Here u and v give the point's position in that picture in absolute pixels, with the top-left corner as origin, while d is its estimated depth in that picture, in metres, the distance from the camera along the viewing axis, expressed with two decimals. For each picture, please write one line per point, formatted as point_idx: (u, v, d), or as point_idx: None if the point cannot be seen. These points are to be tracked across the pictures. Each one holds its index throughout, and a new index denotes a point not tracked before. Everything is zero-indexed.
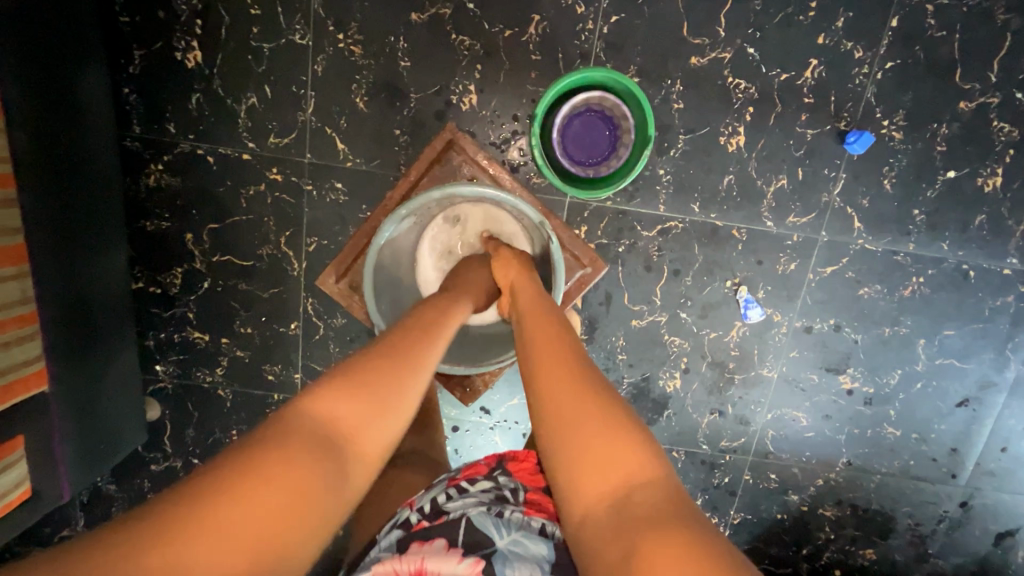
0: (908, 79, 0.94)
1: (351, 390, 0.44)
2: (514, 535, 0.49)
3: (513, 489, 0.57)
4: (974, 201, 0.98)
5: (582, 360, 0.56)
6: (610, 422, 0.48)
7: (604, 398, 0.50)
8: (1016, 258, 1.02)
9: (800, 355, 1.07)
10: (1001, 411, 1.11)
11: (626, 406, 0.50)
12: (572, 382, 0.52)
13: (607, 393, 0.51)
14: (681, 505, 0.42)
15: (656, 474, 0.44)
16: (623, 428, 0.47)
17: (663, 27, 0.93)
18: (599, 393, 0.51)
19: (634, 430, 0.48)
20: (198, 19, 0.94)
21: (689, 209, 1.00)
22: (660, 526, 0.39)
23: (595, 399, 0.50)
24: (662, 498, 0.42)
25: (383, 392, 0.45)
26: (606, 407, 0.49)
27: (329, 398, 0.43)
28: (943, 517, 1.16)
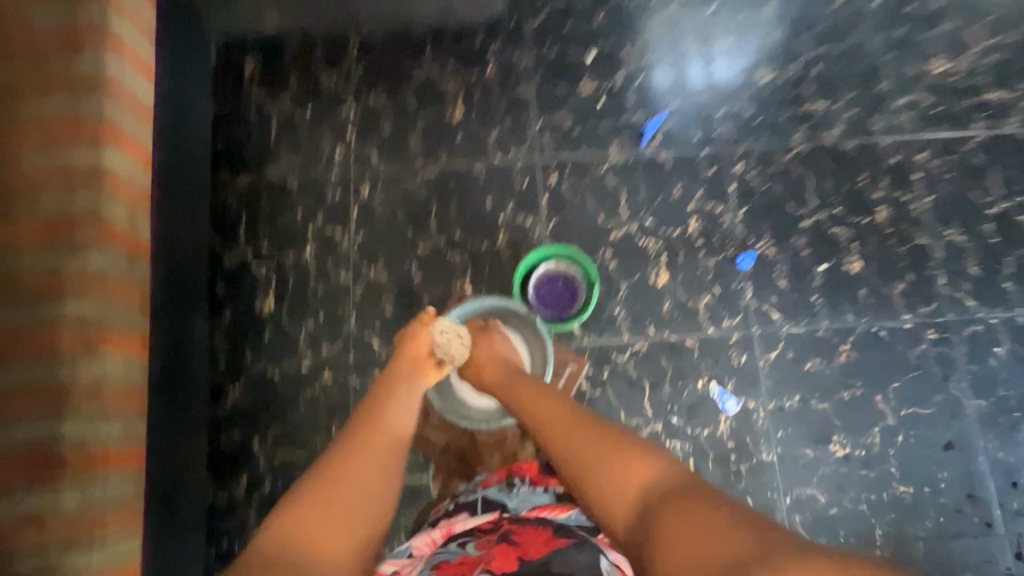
0: (759, 216, 1.36)
1: (299, 515, 0.72)
2: (518, 499, 0.86)
3: (519, 478, 0.93)
4: (850, 280, 1.31)
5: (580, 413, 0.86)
6: (622, 450, 0.77)
7: (613, 443, 0.78)
8: (908, 314, 1.29)
9: (786, 433, 1.23)
10: (985, 446, 1.23)
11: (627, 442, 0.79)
12: (578, 432, 0.82)
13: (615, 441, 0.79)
14: (676, 488, 0.69)
15: (654, 477, 0.73)
16: (628, 461, 0.75)
17: (586, 220, 1.37)
18: (610, 443, 0.79)
19: (649, 457, 0.76)
20: (272, 279, 1.34)
21: (647, 332, 1.29)
22: (683, 501, 0.65)
23: (602, 437, 0.80)
24: (662, 491, 0.70)
25: (339, 501, 0.75)
26: (606, 438, 0.79)
27: (285, 522, 0.71)
28: (1001, 569, 1.17)
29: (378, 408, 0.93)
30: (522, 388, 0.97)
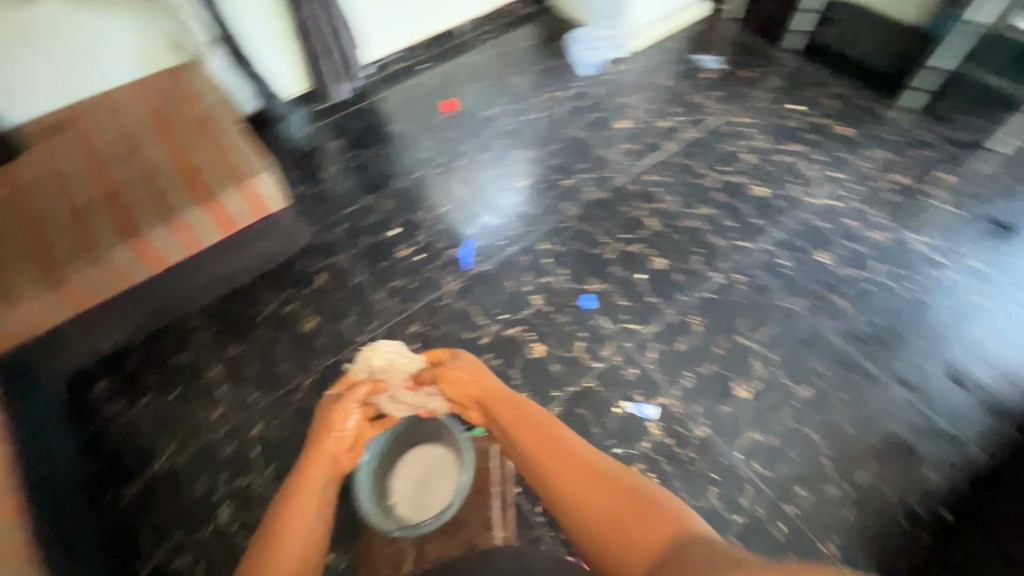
0: (578, 268, 1.68)
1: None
2: None
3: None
4: (664, 273, 1.64)
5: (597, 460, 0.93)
6: (642, 509, 0.81)
7: (586, 457, 0.94)
8: (715, 273, 1.64)
9: (702, 405, 1.41)
10: (825, 325, 1.53)
11: (596, 455, 0.95)
12: (587, 479, 0.89)
13: (588, 457, 0.94)
14: (638, 492, 0.84)
15: (620, 480, 0.88)
16: (595, 468, 0.91)
17: (458, 342, 1.56)
18: (579, 452, 0.95)
19: (676, 517, 0.78)
20: (200, 564, 1.27)
21: (554, 395, 1.44)
22: (702, 552, 0.69)
23: (615, 487, 0.86)
24: (615, 485, 0.87)
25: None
26: (617, 489, 0.86)
27: None
28: (904, 402, 1.41)
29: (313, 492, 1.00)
30: (502, 405, 1.11)
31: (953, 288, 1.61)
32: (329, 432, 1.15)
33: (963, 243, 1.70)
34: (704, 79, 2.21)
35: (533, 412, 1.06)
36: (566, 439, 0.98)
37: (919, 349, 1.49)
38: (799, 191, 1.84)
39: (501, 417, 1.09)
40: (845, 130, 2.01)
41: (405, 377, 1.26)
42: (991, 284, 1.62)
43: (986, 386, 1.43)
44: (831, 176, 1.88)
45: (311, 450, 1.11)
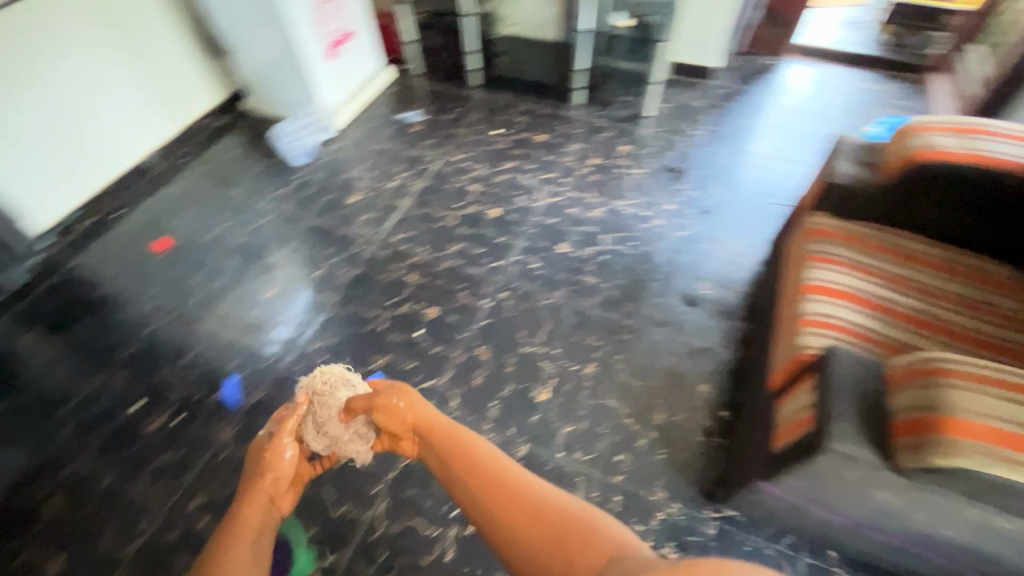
0: (358, 352, 1.65)
1: None
2: None
3: None
4: (439, 319, 1.69)
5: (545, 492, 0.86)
6: (593, 535, 0.75)
7: (530, 491, 0.86)
8: (482, 300, 1.74)
9: (512, 425, 1.46)
10: (585, 304, 1.72)
11: (539, 486, 0.87)
12: (530, 508, 0.83)
13: (532, 488, 0.87)
14: (577, 519, 0.78)
15: (565, 509, 0.81)
16: (545, 503, 0.83)
17: None
18: (518, 481, 0.89)
19: (622, 541, 0.73)
20: None
21: (375, 490, 1.41)
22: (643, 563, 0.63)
23: (566, 517, 0.80)
24: (563, 513, 0.80)
25: None
26: (566, 522, 0.79)
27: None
28: (663, 339, 1.63)
29: (248, 520, 1.05)
30: (434, 439, 1.02)
31: (663, 232, 1.93)
32: (266, 468, 1.13)
33: (656, 194, 2.06)
34: (415, 133, 2.37)
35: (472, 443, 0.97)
36: (506, 470, 0.91)
37: (658, 291, 1.75)
38: (525, 201, 2.06)
39: (445, 445, 0.99)
40: (543, 137, 2.32)
41: (340, 426, 1.20)
42: (686, 217, 1.98)
43: (712, 298, 1.73)
44: (545, 178, 2.14)
45: (250, 484, 1.11)
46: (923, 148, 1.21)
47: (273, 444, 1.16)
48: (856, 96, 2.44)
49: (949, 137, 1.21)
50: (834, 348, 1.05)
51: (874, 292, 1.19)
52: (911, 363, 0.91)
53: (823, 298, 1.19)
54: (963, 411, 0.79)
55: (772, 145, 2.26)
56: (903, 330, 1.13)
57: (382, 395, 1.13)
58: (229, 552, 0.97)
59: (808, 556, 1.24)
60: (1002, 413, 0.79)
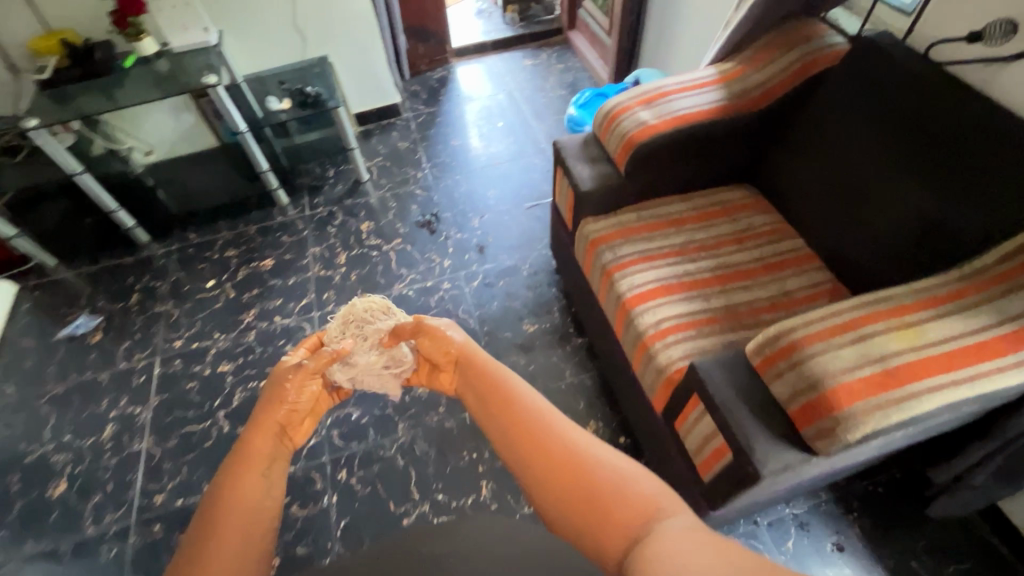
0: None
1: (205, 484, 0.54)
2: None
3: None
4: (287, 565, 1.26)
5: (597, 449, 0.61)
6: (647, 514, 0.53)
7: (564, 435, 0.62)
8: (323, 502, 1.36)
9: None
10: (435, 422, 1.48)
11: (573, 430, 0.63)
12: (586, 464, 0.58)
13: (567, 434, 0.63)
14: (611, 480, 0.56)
15: (595, 464, 0.58)
16: (575, 450, 0.60)
17: None
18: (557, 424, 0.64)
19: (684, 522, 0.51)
20: None
21: None
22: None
23: (621, 482, 0.56)
24: (590, 455, 0.60)
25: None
26: (618, 479, 0.57)
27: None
28: None
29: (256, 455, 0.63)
30: (474, 385, 0.75)
31: (458, 293, 1.76)
32: (279, 383, 0.75)
33: (427, 257, 1.87)
34: (99, 344, 1.72)
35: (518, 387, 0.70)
36: (551, 417, 0.65)
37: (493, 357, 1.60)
38: (297, 347, 1.67)
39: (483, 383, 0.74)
40: (269, 260, 1.90)
41: (376, 356, 0.93)
42: (469, 263, 1.83)
43: (541, 332, 1.65)
44: (303, 307, 1.76)
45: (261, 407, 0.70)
46: (631, 130, 1.26)
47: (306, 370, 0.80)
48: (527, 76, 2.58)
49: (643, 109, 1.28)
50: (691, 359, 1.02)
51: (675, 273, 1.22)
52: (762, 345, 0.92)
53: (646, 308, 1.16)
54: (833, 377, 0.82)
55: (494, 150, 2.23)
56: (716, 296, 1.17)
57: (426, 330, 0.88)
58: (236, 499, 0.57)
59: (763, 521, 1.27)
60: (858, 358, 0.83)
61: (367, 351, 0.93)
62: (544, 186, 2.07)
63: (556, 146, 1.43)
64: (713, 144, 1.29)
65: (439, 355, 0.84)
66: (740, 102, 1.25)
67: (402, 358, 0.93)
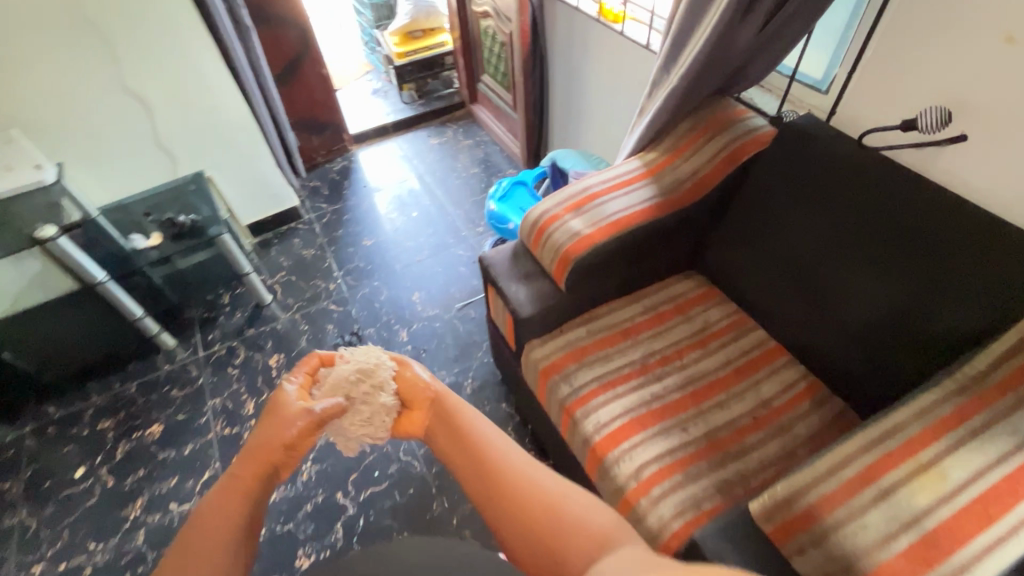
0: None
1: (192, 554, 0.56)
2: None
3: None
4: None
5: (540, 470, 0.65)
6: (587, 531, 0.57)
7: (524, 470, 0.64)
8: None
9: None
10: None
11: (533, 463, 0.66)
12: (533, 489, 0.62)
13: (525, 468, 0.65)
14: (554, 503, 0.60)
15: (549, 495, 0.61)
16: (526, 476, 0.63)
17: None
18: (521, 461, 0.66)
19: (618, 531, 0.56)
20: None
21: None
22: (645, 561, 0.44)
23: (564, 500, 0.60)
24: (552, 484, 0.62)
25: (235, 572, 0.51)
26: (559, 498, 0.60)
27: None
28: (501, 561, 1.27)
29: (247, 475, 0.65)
30: (445, 424, 0.76)
31: None
32: (282, 422, 0.72)
33: None
34: None
35: (483, 427, 0.70)
36: (508, 450, 0.68)
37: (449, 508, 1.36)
38: None
39: (446, 427, 0.75)
40: (157, 426, 1.57)
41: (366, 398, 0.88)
42: None
43: None
44: (205, 483, 1.44)
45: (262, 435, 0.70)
46: (566, 243, 1.12)
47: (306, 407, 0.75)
48: (435, 157, 2.44)
49: (575, 216, 1.14)
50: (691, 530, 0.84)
51: (643, 401, 1.06)
52: (771, 510, 0.76)
53: (621, 454, 0.99)
54: (868, 558, 0.68)
55: (412, 245, 2.04)
56: (694, 423, 1.03)
57: (408, 370, 0.88)
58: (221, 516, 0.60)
59: None
60: (888, 526, 0.69)
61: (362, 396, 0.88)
62: (473, 280, 1.90)
63: (481, 261, 1.25)
64: (653, 244, 1.18)
65: (417, 397, 0.84)
66: (676, 197, 1.15)
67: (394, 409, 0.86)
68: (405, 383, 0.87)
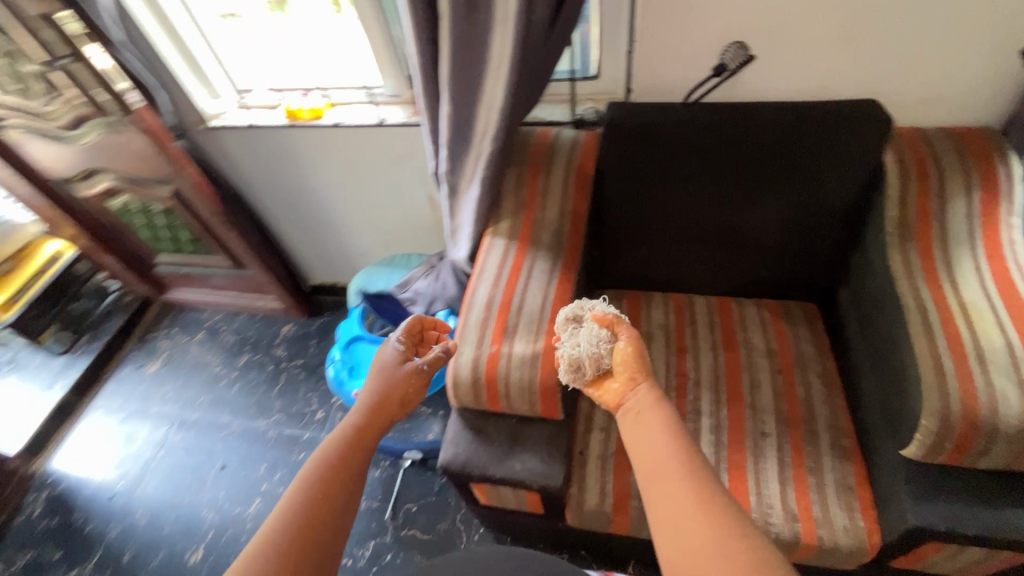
0: None
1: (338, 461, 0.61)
2: None
3: None
4: None
5: (724, 513, 0.53)
6: None
7: (697, 499, 0.54)
8: None
9: None
10: None
11: (702, 478, 0.57)
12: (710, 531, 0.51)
13: (703, 505, 0.54)
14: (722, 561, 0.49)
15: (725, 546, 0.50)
16: (707, 513, 0.53)
17: None
18: (687, 474, 0.57)
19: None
20: None
21: None
22: None
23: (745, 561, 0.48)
24: (706, 509, 0.53)
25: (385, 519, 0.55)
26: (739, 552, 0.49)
27: None
28: None
29: (371, 414, 0.69)
30: (643, 423, 0.68)
31: None
32: (388, 370, 0.76)
33: None
34: None
35: (667, 441, 0.62)
36: (691, 480, 0.56)
37: None
38: None
39: (647, 433, 0.66)
40: None
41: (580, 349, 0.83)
42: None
43: None
44: None
45: (377, 380, 0.74)
46: (533, 377, 0.88)
47: (418, 364, 0.77)
48: (174, 385, 1.73)
49: (511, 342, 0.90)
50: (900, 527, 0.78)
51: (714, 445, 0.95)
52: (935, 444, 0.77)
53: (763, 515, 0.87)
54: None
55: (262, 501, 1.43)
56: (760, 421, 0.97)
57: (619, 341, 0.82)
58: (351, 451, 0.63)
59: None
60: (1016, 377, 0.74)
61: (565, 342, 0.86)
62: (377, 469, 1.44)
63: (448, 471, 0.92)
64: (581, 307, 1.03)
65: (626, 365, 0.78)
66: (569, 248, 1.00)
67: (593, 367, 0.81)
68: (618, 358, 0.80)
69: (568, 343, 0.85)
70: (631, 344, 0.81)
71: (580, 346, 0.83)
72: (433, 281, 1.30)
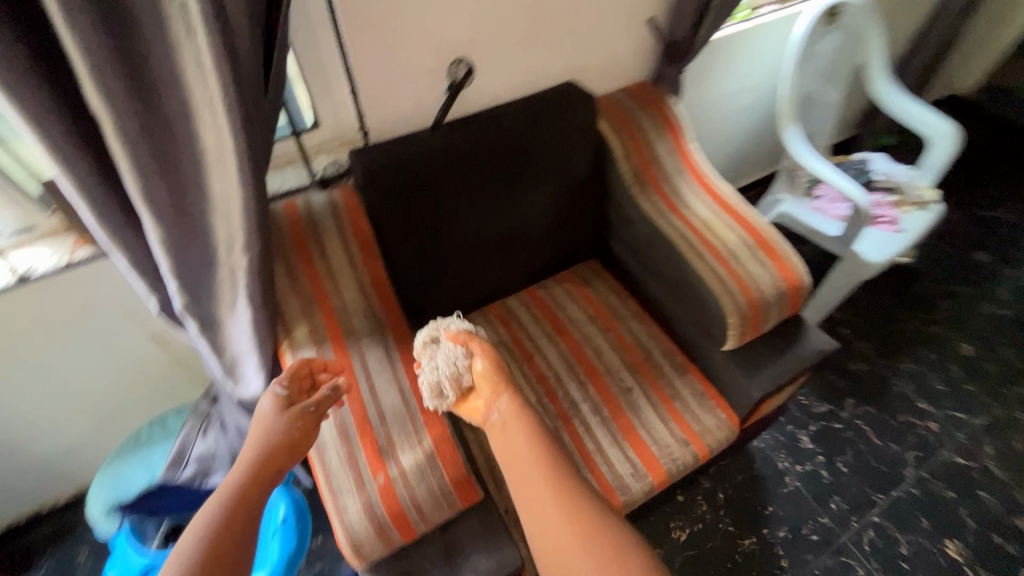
0: None
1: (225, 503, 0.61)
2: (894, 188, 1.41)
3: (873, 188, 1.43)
4: None
5: (580, 498, 0.64)
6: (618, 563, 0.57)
7: (554, 493, 0.64)
8: None
9: None
10: None
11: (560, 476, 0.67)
12: (566, 513, 0.62)
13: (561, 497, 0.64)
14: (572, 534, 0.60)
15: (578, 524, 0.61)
16: (563, 501, 0.64)
17: None
18: (544, 473, 0.67)
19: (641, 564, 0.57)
20: None
21: None
22: None
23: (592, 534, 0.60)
24: (567, 504, 0.63)
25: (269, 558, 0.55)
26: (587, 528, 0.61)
27: None
28: None
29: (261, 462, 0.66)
30: (503, 433, 0.74)
31: None
32: (264, 423, 0.70)
33: None
34: None
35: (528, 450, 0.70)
36: (549, 476, 0.66)
37: None
38: None
39: (508, 437, 0.73)
40: None
41: (441, 373, 0.78)
42: None
43: None
44: None
45: (260, 426, 0.70)
46: (441, 481, 0.75)
47: (300, 408, 0.71)
48: None
49: (395, 460, 0.75)
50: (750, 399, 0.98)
51: (602, 421, 1.01)
52: (739, 331, 0.97)
53: (666, 456, 0.98)
54: (775, 279, 0.97)
55: None
56: (619, 379, 1.07)
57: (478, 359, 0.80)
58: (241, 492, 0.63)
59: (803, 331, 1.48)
60: (757, 263, 0.99)
61: (429, 370, 0.79)
62: None
63: None
64: None
65: (487, 380, 0.79)
66: (392, 324, 0.87)
67: (454, 387, 0.79)
68: (477, 372, 0.79)
69: (427, 367, 0.80)
70: (488, 355, 0.81)
71: (441, 368, 0.78)
72: (230, 435, 0.98)
